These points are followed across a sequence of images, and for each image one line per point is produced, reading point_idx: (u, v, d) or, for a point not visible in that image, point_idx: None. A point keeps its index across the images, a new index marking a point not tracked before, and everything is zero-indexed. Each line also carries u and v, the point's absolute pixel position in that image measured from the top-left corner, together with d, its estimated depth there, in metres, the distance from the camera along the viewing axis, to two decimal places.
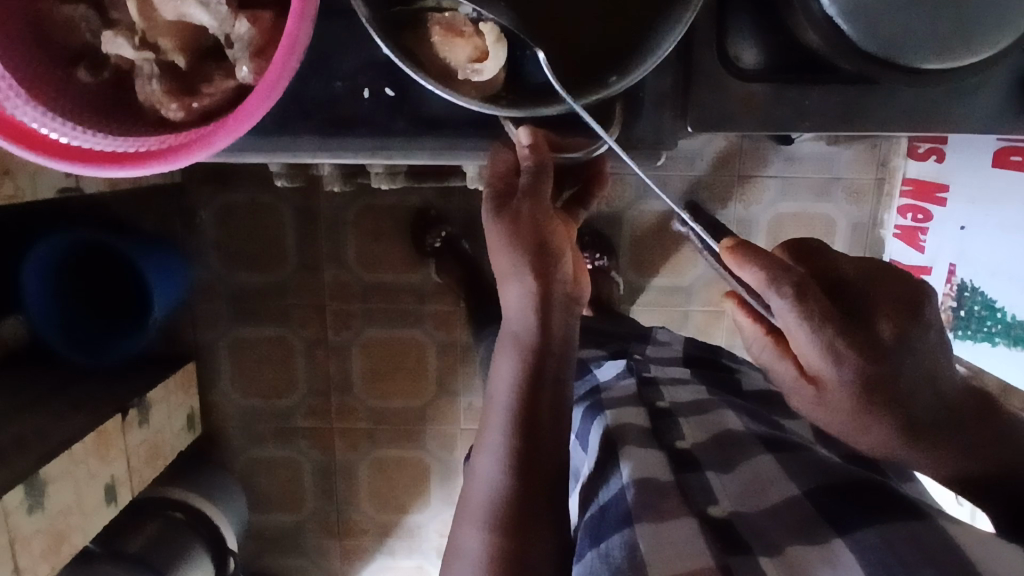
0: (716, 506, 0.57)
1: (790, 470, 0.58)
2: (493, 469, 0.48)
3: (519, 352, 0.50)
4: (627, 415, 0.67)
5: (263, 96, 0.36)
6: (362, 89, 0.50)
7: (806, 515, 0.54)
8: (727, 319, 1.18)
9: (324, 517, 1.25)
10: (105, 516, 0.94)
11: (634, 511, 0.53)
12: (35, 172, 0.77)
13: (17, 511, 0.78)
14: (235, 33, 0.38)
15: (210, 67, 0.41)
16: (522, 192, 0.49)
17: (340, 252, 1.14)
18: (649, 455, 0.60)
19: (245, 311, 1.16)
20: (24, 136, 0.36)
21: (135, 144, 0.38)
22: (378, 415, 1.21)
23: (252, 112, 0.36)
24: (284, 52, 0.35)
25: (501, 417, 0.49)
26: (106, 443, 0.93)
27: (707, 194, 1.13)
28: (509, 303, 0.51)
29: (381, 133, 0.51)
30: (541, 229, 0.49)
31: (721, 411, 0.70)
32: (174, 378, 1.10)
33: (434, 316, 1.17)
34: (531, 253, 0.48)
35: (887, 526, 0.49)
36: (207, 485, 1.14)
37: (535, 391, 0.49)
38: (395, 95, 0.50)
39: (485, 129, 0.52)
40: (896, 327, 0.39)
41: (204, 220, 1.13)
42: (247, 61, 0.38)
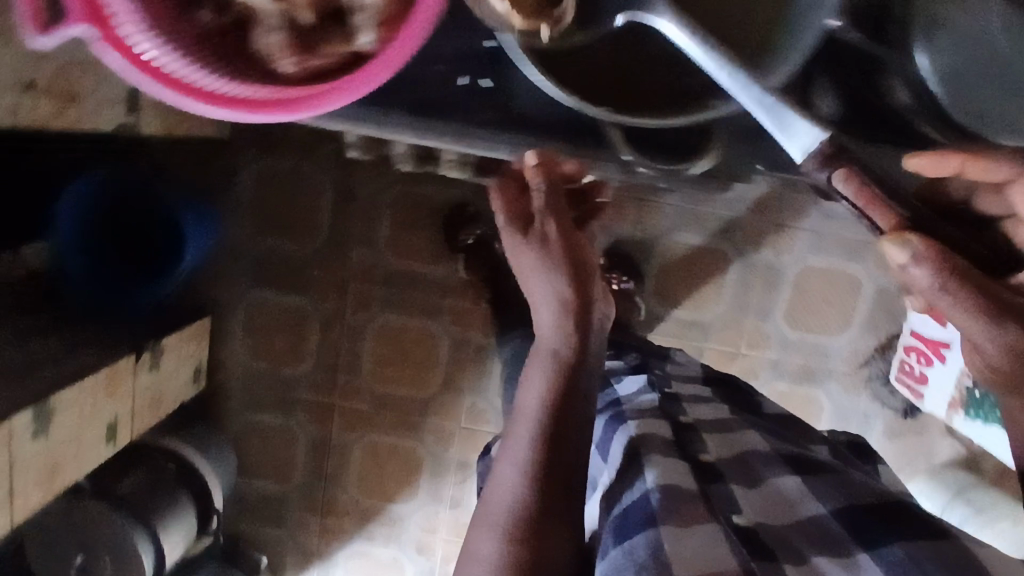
0: (740, 515, 0.58)
1: (818, 493, 0.62)
2: (515, 478, 0.50)
3: (553, 367, 0.53)
4: (653, 426, 0.66)
5: (388, 65, 0.38)
6: (459, 77, 0.51)
7: (830, 528, 0.58)
8: (740, 361, 1.18)
9: (309, 493, 1.25)
10: (101, 454, 0.93)
11: (659, 513, 0.54)
12: (100, 104, 0.78)
13: (23, 434, 0.78)
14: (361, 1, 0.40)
15: (327, 26, 0.41)
16: (542, 212, 0.55)
17: (372, 233, 1.15)
18: (675, 463, 0.60)
19: (269, 276, 1.17)
20: (142, 62, 0.37)
21: (249, 90, 0.39)
22: (380, 399, 1.21)
23: (374, 78, 0.38)
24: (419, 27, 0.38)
25: (530, 422, 0.51)
26: (116, 381, 0.93)
27: (741, 237, 1.14)
28: (541, 317, 0.55)
29: (466, 121, 0.52)
30: (573, 243, 0.55)
31: (745, 433, 0.72)
32: (189, 330, 1.10)
33: (452, 311, 1.18)
34: (571, 280, 0.53)
35: (908, 543, 0.54)
36: (200, 440, 1.14)
37: (565, 404, 0.51)
38: (490, 87, 0.52)
39: (567, 135, 0.54)
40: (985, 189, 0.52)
41: (243, 180, 1.13)
42: (372, 30, 0.39)
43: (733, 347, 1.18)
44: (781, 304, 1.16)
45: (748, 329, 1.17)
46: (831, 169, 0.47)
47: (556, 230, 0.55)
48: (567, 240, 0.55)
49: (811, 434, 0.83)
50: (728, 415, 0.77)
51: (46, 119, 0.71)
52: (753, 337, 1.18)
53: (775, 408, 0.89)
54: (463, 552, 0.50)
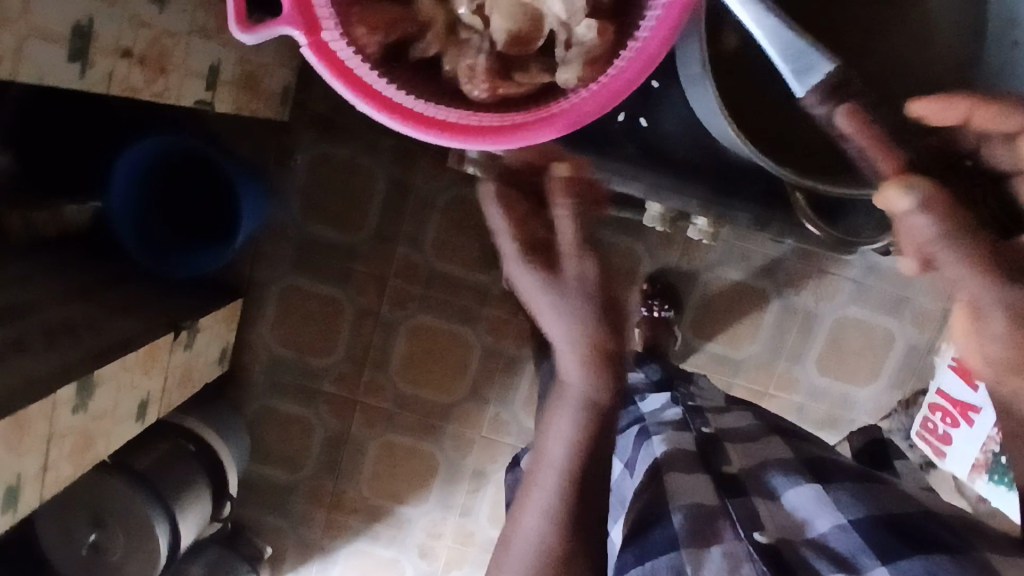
0: (760, 532, 0.57)
1: (835, 499, 0.59)
2: (540, 526, 0.62)
3: (581, 406, 0.58)
4: (680, 441, 0.68)
5: (601, 104, 0.47)
6: (618, 114, 0.63)
7: (846, 547, 0.55)
8: (766, 401, 1.19)
9: (318, 485, 1.23)
10: (130, 431, 0.91)
11: (682, 535, 0.56)
12: (186, 77, 0.75)
13: (64, 406, 0.75)
14: (581, 37, 0.50)
15: (530, 58, 0.52)
16: (581, 255, 0.55)
17: (420, 233, 1.13)
18: (697, 483, 0.62)
19: (308, 263, 1.15)
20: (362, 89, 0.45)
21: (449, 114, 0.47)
22: (403, 399, 1.20)
23: (586, 114, 0.47)
24: (642, 67, 0.47)
25: (563, 451, 0.60)
26: (153, 357, 0.90)
27: (785, 279, 1.15)
28: (567, 367, 0.57)
29: (619, 160, 0.63)
30: (610, 292, 0.56)
31: (768, 441, 0.70)
32: (225, 310, 1.07)
33: (489, 320, 1.17)
34: (603, 328, 0.55)
35: (930, 556, 0.51)
36: (220, 423, 1.11)
37: (591, 451, 0.59)
38: (644, 126, 0.63)
39: (696, 176, 0.64)
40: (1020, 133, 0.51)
41: (297, 163, 1.10)
42: (576, 68, 0.50)
43: (761, 387, 1.19)
44: (815, 349, 1.17)
45: (779, 371, 1.18)
46: (832, 104, 0.49)
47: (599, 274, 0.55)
48: (603, 297, 0.55)
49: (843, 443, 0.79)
50: (751, 422, 0.75)
51: (136, 88, 0.69)
52: (782, 380, 1.18)
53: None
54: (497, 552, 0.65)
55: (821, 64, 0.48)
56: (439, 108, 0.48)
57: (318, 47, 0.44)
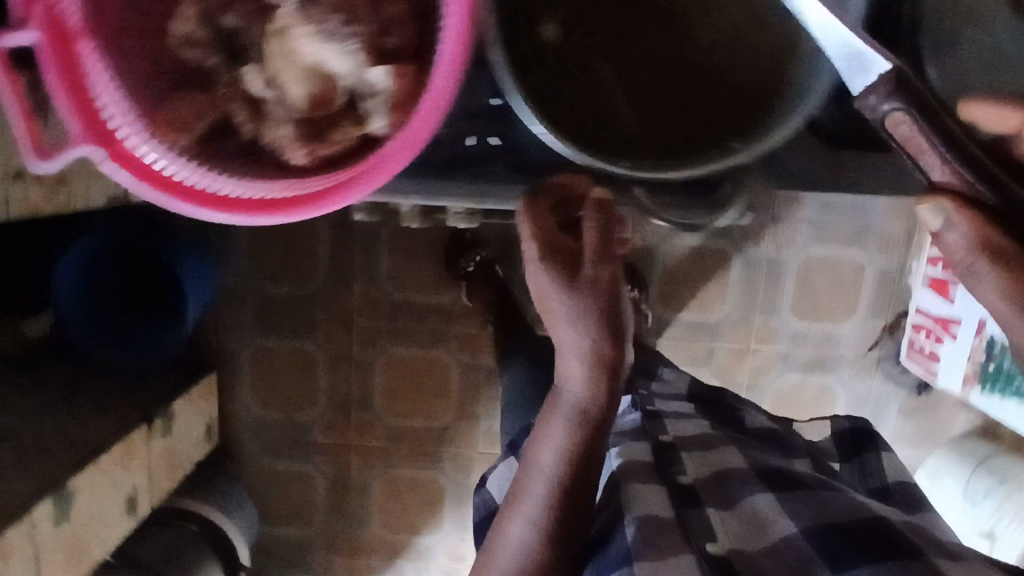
0: (714, 543, 0.57)
1: (789, 508, 0.59)
2: (525, 533, 0.54)
3: (580, 423, 0.54)
4: (636, 450, 0.66)
5: (406, 149, 0.43)
6: (465, 137, 0.54)
7: (802, 552, 0.55)
8: (749, 358, 1.18)
9: (333, 534, 1.24)
10: (122, 527, 0.91)
11: (635, 547, 0.55)
12: (89, 179, 0.76)
13: (44, 523, 0.76)
14: (378, 85, 0.47)
15: (337, 117, 0.48)
16: (591, 257, 0.52)
17: (372, 269, 1.13)
18: (653, 493, 0.61)
19: (271, 322, 1.15)
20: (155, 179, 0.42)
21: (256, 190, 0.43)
22: (395, 433, 1.20)
23: (394, 162, 0.43)
24: (433, 107, 0.42)
25: (551, 473, 0.55)
26: (131, 453, 0.91)
27: (741, 234, 1.14)
28: (567, 372, 0.54)
29: (482, 176, 0.56)
30: (611, 297, 0.53)
31: (724, 449, 0.69)
32: (199, 387, 1.08)
33: (460, 338, 1.17)
34: (606, 332, 0.53)
35: (882, 565, 0.52)
36: (220, 496, 1.12)
37: (585, 454, 0.55)
38: (502, 144, 0.55)
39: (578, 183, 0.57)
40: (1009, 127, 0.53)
41: (237, 229, 1.10)
42: (383, 115, 0.46)
43: (742, 344, 1.18)
44: (787, 297, 1.16)
45: (755, 327, 1.17)
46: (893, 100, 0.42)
47: (602, 276, 0.52)
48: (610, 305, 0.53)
49: (797, 444, 0.77)
50: (708, 430, 0.73)
51: (37, 207, 0.70)
52: (761, 334, 1.18)
53: (763, 419, 0.81)
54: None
55: (881, 63, 0.43)
56: (240, 185, 0.44)
57: (120, 157, 0.41)
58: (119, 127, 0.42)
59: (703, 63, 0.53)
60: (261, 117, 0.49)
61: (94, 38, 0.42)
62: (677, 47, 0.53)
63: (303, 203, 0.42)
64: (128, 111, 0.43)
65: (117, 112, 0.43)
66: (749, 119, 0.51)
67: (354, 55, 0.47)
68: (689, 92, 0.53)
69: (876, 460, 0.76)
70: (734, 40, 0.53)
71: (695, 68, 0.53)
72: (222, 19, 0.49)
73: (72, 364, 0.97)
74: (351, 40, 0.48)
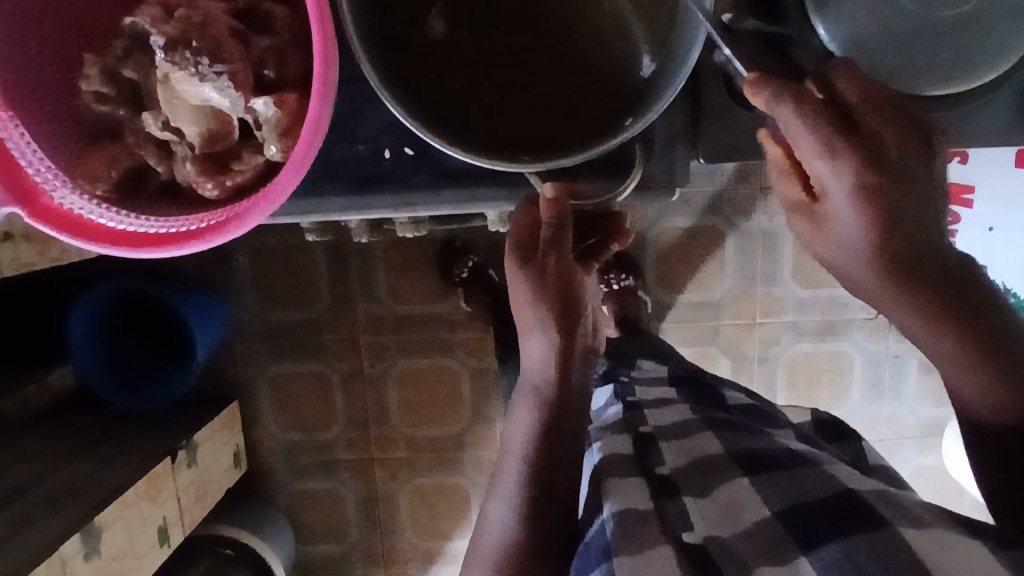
0: (691, 532, 0.54)
1: (764, 493, 0.56)
2: (506, 515, 0.53)
3: (539, 404, 0.54)
4: (616, 444, 0.65)
5: (290, 174, 0.43)
6: (384, 150, 0.56)
7: (775, 532, 0.51)
8: (756, 330, 1.17)
9: (368, 547, 1.27)
10: (157, 557, 0.95)
11: (613, 543, 0.52)
12: None
13: (74, 558, 0.81)
14: (264, 116, 0.46)
15: (238, 146, 0.48)
16: (545, 247, 0.54)
17: (371, 286, 1.16)
18: (632, 485, 0.58)
19: (283, 349, 1.20)
20: (59, 219, 0.44)
21: (165, 226, 0.45)
22: (415, 443, 1.23)
23: (282, 189, 0.43)
24: (309, 131, 0.42)
25: (517, 466, 0.53)
26: (156, 486, 0.94)
27: (731, 208, 1.12)
28: (532, 354, 0.55)
29: (405, 188, 0.57)
30: (567, 279, 0.54)
31: (703, 433, 0.65)
32: (219, 418, 1.13)
33: (465, 344, 1.19)
34: (556, 310, 0.53)
35: (848, 539, 0.48)
36: (254, 520, 1.17)
37: (554, 427, 0.54)
38: (415, 153, 0.56)
39: (506, 182, 0.57)
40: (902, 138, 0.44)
41: (240, 263, 1.16)
42: (275, 141, 0.46)
43: (747, 318, 1.16)
44: (786, 265, 1.14)
45: (759, 298, 1.15)
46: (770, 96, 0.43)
47: (556, 264, 0.54)
48: (564, 286, 0.54)
49: (780, 419, 0.77)
50: (692, 414, 0.70)
51: (30, 262, 0.74)
52: (765, 305, 1.16)
53: (742, 396, 0.81)
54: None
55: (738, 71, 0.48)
56: (145, 220, 0.45)
57: (39, 212, 0.43)
58: (44, 182, 0.44)
59: (585, 52, 0.54)
60: (170, 159, 0.49)
61: (10, 108, 0.44)
62: (557, 38, 0.54)
63: (200, 235, 0.43)
64: (49, 167, 0.45)
65: (40, 169, 0.45)
66: (633, 101, 0.52)
67: (236, 92, 0.46)
68: (576, 80, 0.54)
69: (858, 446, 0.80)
70: (615, 20, 0.53)
71: (580, 57, 0.54)
72: (124, 71, 0.50)
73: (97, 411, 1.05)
74: (228, 78, 0.46)
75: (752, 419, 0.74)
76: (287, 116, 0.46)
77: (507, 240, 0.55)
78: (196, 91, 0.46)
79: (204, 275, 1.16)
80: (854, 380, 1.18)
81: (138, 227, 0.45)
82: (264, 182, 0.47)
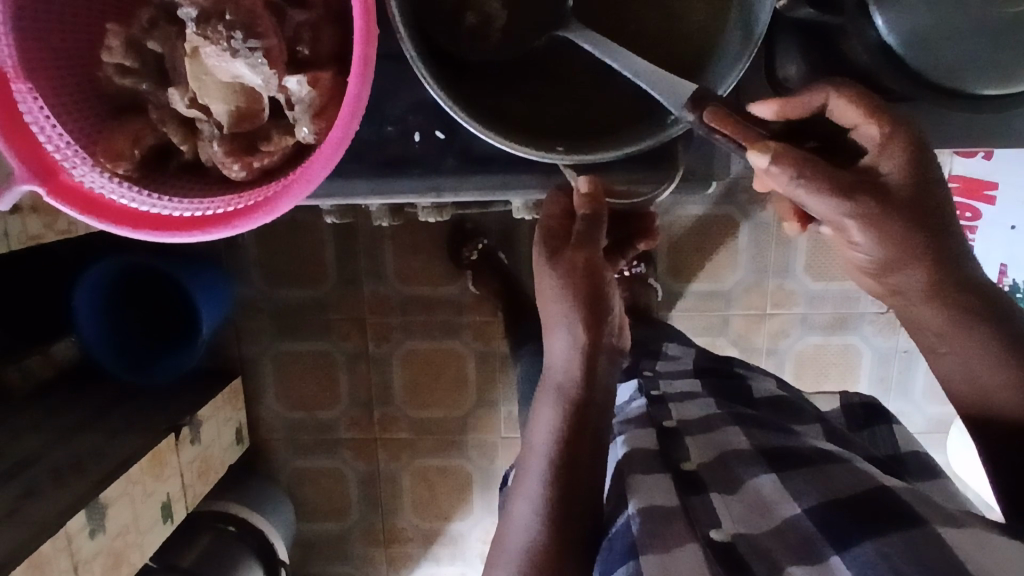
0: (719, 529, 0.54)
1: (794, 489, 0.55)
2: (531, 515, 0.51)
3: (562, 403, 0.53)
4: (640, 439, 0.64)
5: (326, 158, 0.41)
6: (413, 133, 0.55)
7: (805, 532, 0.51)
8: (768, 322, 1.16)
9: (368, 526, 1.27)
10: (161, 534, 0.95)
11: (639, 541, 0.51)
12: None
13: (79, 534, 0.79)
14: (297, 95, 0.44)
15: (268, 125, 0.46)
16: (575, 240, 0.53)
17: (379, 266, 1.15)
18: (657, 481, 0.58)
19: (288, 327, 1.18)
20: (79, 198, 0.42)
21: (190, 208, 0.43)
22: (419, 425, 1.22)
23: (316, 173, 0.41)
24: (348, 113, 0.40)
25: (541, 462, 0.52)
26: (161, 463, 0.93)
27: (746, 198, 1.10)
28: (556, 352, 0.54)
29: (433, 172, 0.55)
30: (595, 277, 0.52)
31: (729, 428, 0.66)
32: (223, 395, 1.11)
33: (472, 327, 1.17)
34: (583, 304, 0.51)
35: (880, 539, 0.48)
36: (255, 497, 1.16)
37: (576, 427, 0.52)
38: (445, 137, 0.55)
39: (538, 170, 0.56)
40: (886, 143, 0.42)
41: (246, 239, 1.14)
42: (308, 122, 0.44)
43: (759, 310, 1.15)
44: (801, 258, 1.13)
45: (771, 290, 1.14)
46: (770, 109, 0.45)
47: (586, 261, 0.52)
48: (592, 280, 0.52)
49: (807, 413, 0.76)
50: (717, 409, 0.70)
51: (38, 235, 0.73)
52: (778, 297, 1.14)
53: (771, 387, 0.81)
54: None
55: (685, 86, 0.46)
56: (170, 202, 0.44)
57: (59, 190, 0.42)
58: (64, 159, 0.43)
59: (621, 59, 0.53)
60: (195, 137, 0.47)
61: (28, 80, 0.42)
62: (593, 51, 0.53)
63: (230, 219, 0.41)
64: (69, 144, 0.43)
65: (59, 145, 0.43)
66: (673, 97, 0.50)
67: (270, 69, 0.45)
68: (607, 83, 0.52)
69: (887, 431, 0.79)
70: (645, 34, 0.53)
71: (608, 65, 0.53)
72: (148, 43, 0.47)
73: (100, 385, 1.04)
74: (262, 54, 0.44)
75: (777, 416, 0.74)
76: (320, 96, 0.45)
77: (538, 231, 0.54)
78: (226, 67, 0.45)
79: (210, 250, 1.14)
80: (862, 374, 1.17)
81: (163, 209, 0.43)
82: (294, 164, 0.46)
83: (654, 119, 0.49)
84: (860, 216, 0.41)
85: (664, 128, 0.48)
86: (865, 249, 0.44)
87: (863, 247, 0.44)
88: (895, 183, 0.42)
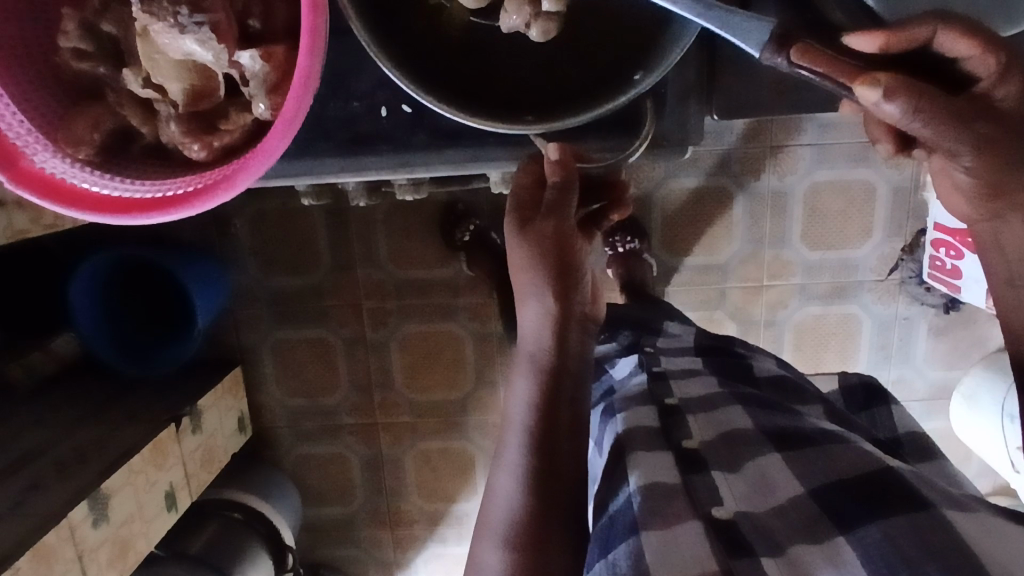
0: (721, 507, 0.54)
1: (799, 469, 0.56)
2: (512, 489, 0.52)
3: (534, 375, 0.55)
4: (640, 416, 0.64)
5: (281, 135, 0.41)
6: (380, 108, 0.55)
7: (812, 511, 0.52)
8: (766, 293, 1.15)
9: (374, 509, 1.28)
10: (167, 522, 0.96)
11: (640, 519, 0.52)
12: None
13: (83, 524, 0.80)
14: (251, 70, 0.45)
15: (225, 104, 0.47)
16: (544, 209, 0.55)
17: (373, 251, 1.15)
18: (656, 458, 0.58)
19: (286, 314, 1.19)
20: (41, 184, 0.43)
21: (150, 190, 0.44)
22: (421, 408, 1.23)
23: (271, 152, 0.41)
24: (299, 86, 0.40)
25: (520, 437, 0.53)
26: (162, 452, 0.94)
27: (740, 168, 1.08)
28: (527, 323, 0.56)
29: (402, 148, 0.56)
30: (563, 246, 0.55)
31: (731, 408, 0.65)
32: (223, 383, 1.12)
33: (468, 309, 1.17)
34: (552, 276, 0.54)
35: (888, 519, 0.48)
36: (261, 485, 1.17)
37: (552, 400, 0.54)
38: (413, 112, 0.55)
39: (508, 143, 0.57)
40: (1003, 69, 0.43)
41: (238, 228, 1.14)
42: (263, 98, 0.45)
43: (756, 281, 1.14)
44: (796, 227, 1.11)
45: (768, 261, 1.13)
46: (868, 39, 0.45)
47: (555, 226, 0.54)
48: (562, 246, 0.55)
49: (807, 391, 0.77)
50: (719, 388, 0.70)
51: (24, 229, 0.73)
52: (774, 268, 1.13)
53: (772, 367, 0.80)
54: (469, 562, 0.52)
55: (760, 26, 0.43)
56: (131, 183, 0.44)
57: (21, 177, 0.43)
58: (25, 145, 0.44)
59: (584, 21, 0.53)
60: (154, 119, 0.48)
61: None
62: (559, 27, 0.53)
63: (187, 201, 0.42)
64: (30, 130, 0.44)
65: (19, 132, 0.44)
66: (638, 50, 0.50)
67: (219, 44, 0.45)
68: (586, 51, 0.52)
69: (886, 413, 0.81)
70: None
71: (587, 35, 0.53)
72: (103, 26, 0.48)
73: (97, 376, 1.05)
74: (210, 29, 0.45)
75: (779, 395, 0.74)
76: (274, 71, 0.45)
77: (508, 199, 0.56)
78: (176, 44, 0.45)
79: (203, 239, 1.14)
80: (863, 343, 1.16)
81: (124, 192, 0.44)
82: (254, 142, 0.46)
83: (620, 81, 0.50)
84: (979, 140, 0.42)
85: (632, 85, 0.49)
86: (972, 175, 0.44)
87: (971, 173, 0.44)
88: (1008, 104, 0.44)
